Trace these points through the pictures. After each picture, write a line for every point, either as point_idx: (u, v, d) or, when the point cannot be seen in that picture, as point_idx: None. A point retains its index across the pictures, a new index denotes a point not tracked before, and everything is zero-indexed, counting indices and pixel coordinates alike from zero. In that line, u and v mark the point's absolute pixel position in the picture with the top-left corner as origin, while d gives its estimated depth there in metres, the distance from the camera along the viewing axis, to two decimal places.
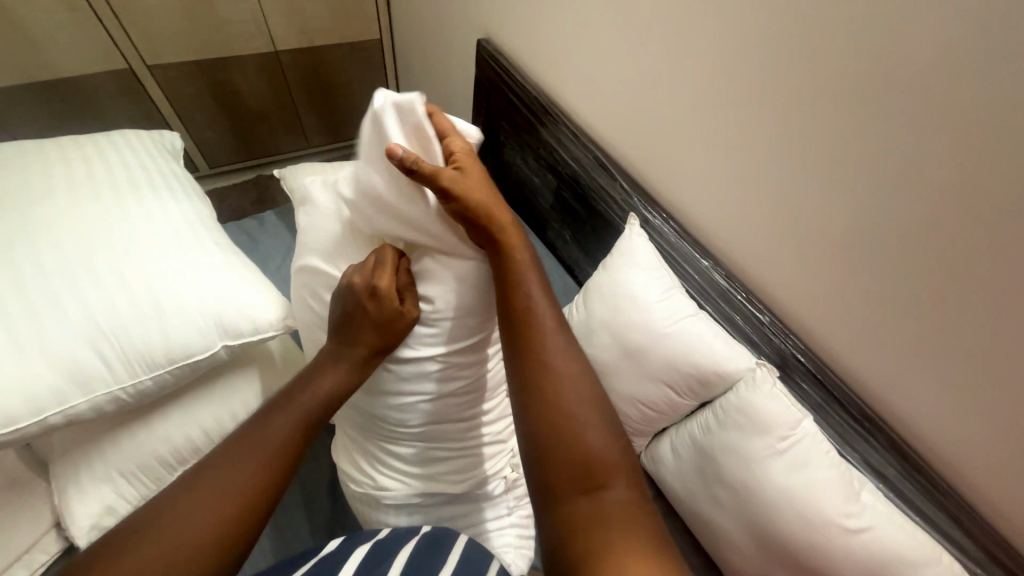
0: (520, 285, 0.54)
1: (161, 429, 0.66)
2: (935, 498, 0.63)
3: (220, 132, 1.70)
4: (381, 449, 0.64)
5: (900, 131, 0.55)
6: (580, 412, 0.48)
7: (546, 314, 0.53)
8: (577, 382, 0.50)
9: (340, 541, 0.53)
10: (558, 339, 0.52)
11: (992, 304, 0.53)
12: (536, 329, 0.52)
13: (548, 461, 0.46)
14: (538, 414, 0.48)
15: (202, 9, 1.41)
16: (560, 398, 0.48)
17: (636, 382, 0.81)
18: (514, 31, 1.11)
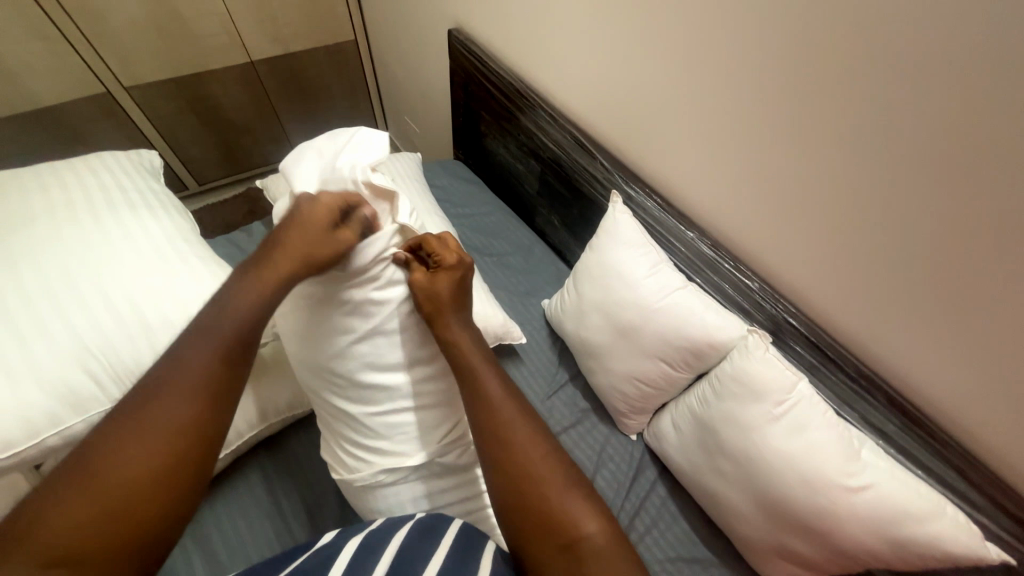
0: (455, 344, 0.59)
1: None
2: (936, 451, 0.62)
3: (204, 149, 1.71)
4: (343, 421, 0.63)
5: (877, 79, 0.53)
6: (536, 464, 0.53)
7: (472, 350, 0.59)
8: (531, 435, 0.55)
9: (335, 534, 0.54)
10: (506, 400, 0.57)
11: (982, 250, 0.51)
12: (468, 367, 0.58)
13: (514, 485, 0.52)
14: (506, 478, 0.53)
15: (172, 25, 1.40)
16: (502, 424, 0.55)
17: (631, 359, 0.81)
18: (483, 16, 1.09)
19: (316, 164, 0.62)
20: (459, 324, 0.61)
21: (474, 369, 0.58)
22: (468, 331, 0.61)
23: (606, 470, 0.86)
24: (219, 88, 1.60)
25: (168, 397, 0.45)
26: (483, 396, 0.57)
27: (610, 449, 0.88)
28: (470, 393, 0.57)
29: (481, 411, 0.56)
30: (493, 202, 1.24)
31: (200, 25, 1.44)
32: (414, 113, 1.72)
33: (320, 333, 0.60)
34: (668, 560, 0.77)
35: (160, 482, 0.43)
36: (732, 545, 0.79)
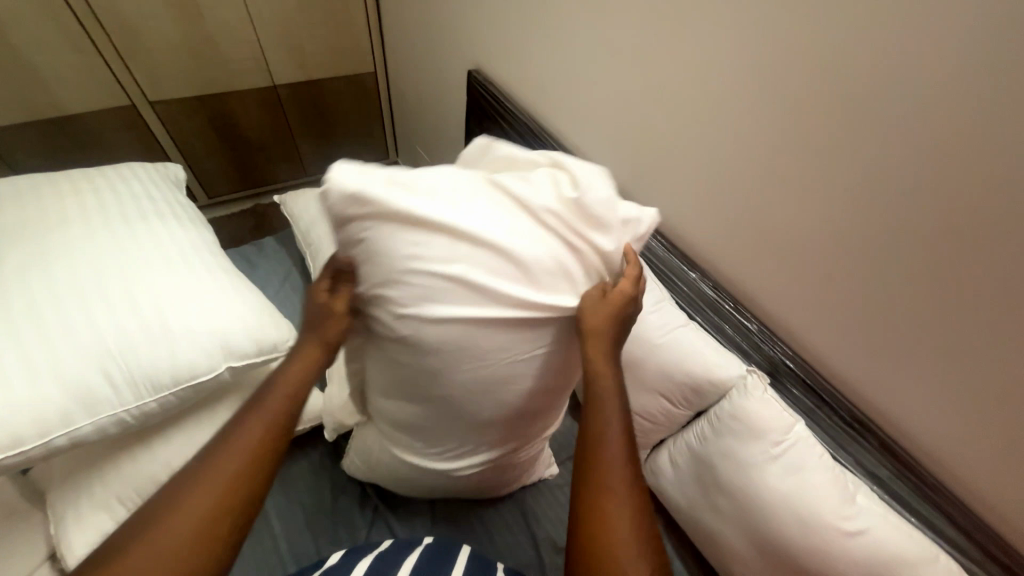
0: (597, 375, 0.51)
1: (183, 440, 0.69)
2: (928, 497, 0.64)
3: (218, 164, 1.75)
4: (423, 416, 0.59)
5: (868, 144, 0.58)
6: (621, 501, 0.47)
7: (610, 373, 0.52)
8: (631, 482, 0.48)
9: (341, 556, 0.59)
10: (616, 428, 0.50)
11: (967, 305, 0.55)
12: (599, 389, 0.51)
13: (596, 518, 0.47)
14: (586, 513, 0.47)
15: (203, 47, 1.48)
16: (600, 451, 0.49)
17: (633, 393, 0.83)
18: (501, 61, 1.17)
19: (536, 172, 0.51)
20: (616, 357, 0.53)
21: (601, 399, 0.51)
22: (614, 363, 0.52)
23: None
24: (240, 108, 1.66)
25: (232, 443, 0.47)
26: (599, 427, 0.50)
27: None
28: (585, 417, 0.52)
29: (592, 434, 0.50)
30: None
31: (229, 49, 1.51)
32: (427, 143, 1.79)
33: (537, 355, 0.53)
34: None
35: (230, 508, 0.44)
36: None
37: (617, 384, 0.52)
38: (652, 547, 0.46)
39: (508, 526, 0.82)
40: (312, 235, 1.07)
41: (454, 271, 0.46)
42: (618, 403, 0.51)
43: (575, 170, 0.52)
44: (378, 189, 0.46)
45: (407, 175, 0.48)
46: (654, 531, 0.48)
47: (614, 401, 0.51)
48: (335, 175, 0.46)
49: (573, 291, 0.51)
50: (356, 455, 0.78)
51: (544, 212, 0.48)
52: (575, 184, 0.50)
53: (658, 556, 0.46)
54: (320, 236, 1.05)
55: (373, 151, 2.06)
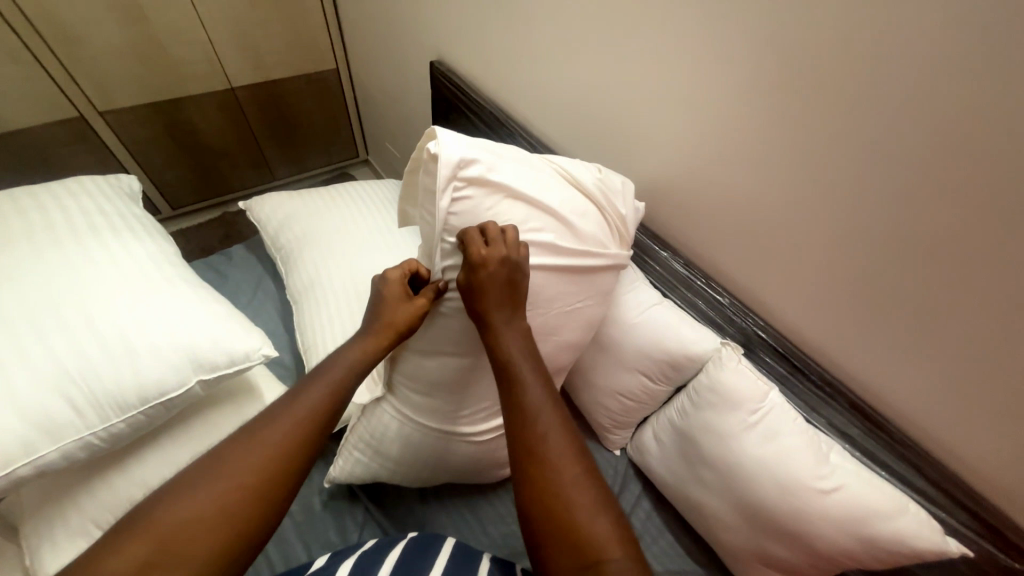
0: (504, 348, 0.55)
1: (159, 459, 0.68)
2: (896, 450, 0.67)
3: (180, 174, 1.69)
4: (456, 368, 0.64)
5: (823, 113, 0.59)
6: (556, 453, 0.49)
7: (515, 346, 0.55)
8: (560, 433, 0.51)
9: (327, 558, 0.59)
10: (537, 390, 0.54)
11: (924, 264, 0.57)
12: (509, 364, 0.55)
13: (536, 477, 0.48)
14: (525, 478, 0.49)
15: (153, 51, 1.41)
16: (525, 417, 0.52)
17: (614, 375, 0.84)
18: (463, 51, 1.16)
19: (557, 161, 0.66)
20: (516, 323, 0.56)
21: (518, 369, 0.55)
22: (513, 328, 0.56)
23: None
24: (198, 113, 1.60)
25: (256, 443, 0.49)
26: (518, 392, 0.53)
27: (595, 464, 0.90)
28: (506, 391, 0.55)
29: (514, 404, 0.53)
30: None
31: (180, 52, 1.45)
32: (395, 139, 1.76)
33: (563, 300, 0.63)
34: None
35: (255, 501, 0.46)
36: (716, 557, 0.81)
37: (525, 347, 0.56)
38: (595, 486, 0.49)
39: (501, 516, 0.82)
40: (280, 240, 1.05)
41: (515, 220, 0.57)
42: (532, 368, 0.55)
43: (582, 165, 0.68)
44: (479, 158, 0.55)
45: (487, 147, 0.57)
46: (592, 470, 0.50)
47: (528, 367, 0.55)
48: (441, 139, 0.53)
49: (592, 243, 0.63)
50: (361, 444, 0.75)
51: (569, 185, 0.63)
52: (587, 170, 0.67)
53: (604, 492, 0.48)
54: (288, 241, 1.03)
55: (341, 150, 2.02)
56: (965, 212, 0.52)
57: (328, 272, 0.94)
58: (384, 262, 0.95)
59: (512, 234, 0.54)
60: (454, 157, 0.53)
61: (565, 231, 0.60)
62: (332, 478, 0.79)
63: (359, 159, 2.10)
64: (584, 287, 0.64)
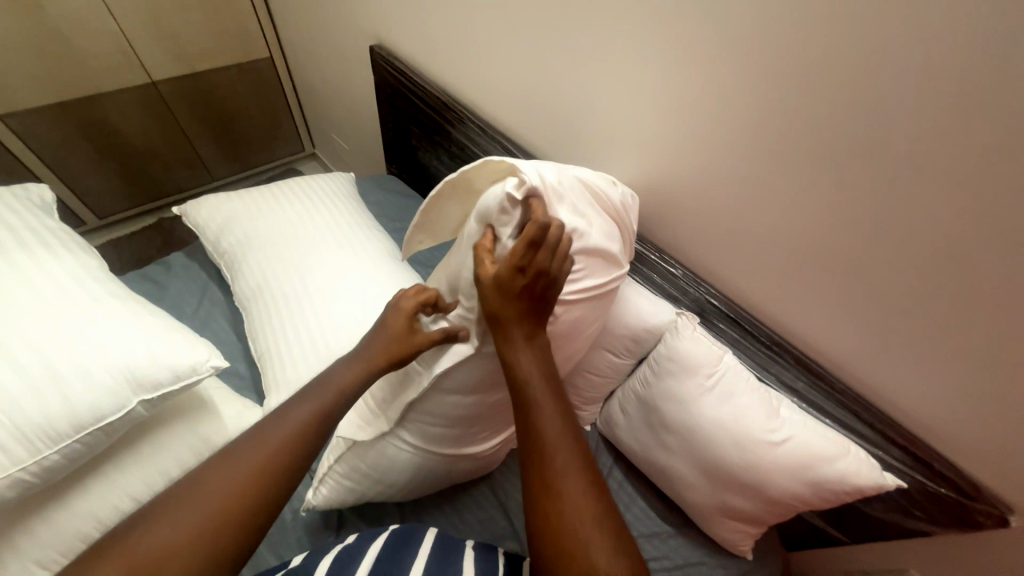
0: (520, 375, 0.53)
1: (106, 491, 0.64)
2: (837, 399, 0.72)
3: (102, 179, 1.55)
4: (466, 402, 0.64)
5: (759, 83, 0.60)
6: (569, 486, 0.48)
7: (531, 371, 0.53)
8: (575, 463, 0.49)
9: (305, 555, 0.59)
10: (553, 417, 0.52)
11: (854, 222, 0.60)
12: (524, 389, 0.53)
13: (550, 508, 0.47)
14: (537, 508, 0.48)
15: (56, 44, 1.28)
16: (540, 446, 0.50)
17: (601, 361, 0.84)
18: (403, 34, 1.11)
19: (581, 170, 0.66)
20: (533, 347, 0.54)
21: (534, 398, 0.53)
22: (533, 351, 0.54)
23: None
24: (116, 111, 1.46)
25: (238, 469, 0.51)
26: (534, 419, 0.52)
27: None
28: (521, 416, 0.53)
29: (531, 434, 0.51)
30: None
31: (89, 44, 1.32)
32: (341, 130, 1.68)
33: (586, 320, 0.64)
34: None
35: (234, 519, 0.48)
36: (685, 516, 0.86)
37: (542, 371, 0.54)
38: (605, 521, 0.47)
39: (479, 503, 0.83)
40: (222, 245, 0.99)
41: (590, 252, 0.59)
42: (548, 395, 0.53)
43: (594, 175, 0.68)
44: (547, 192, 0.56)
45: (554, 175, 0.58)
46: (606, 505, 0.48)
47: (545, 396, 0.53)
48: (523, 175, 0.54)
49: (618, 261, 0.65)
50: (358, 476, 0.72)
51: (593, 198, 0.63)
52: (609, 185, 0.67)
53: (614, 524, 0.47)
54: (231, 244, 0.97)
55: (284, 144, 1.91)
56: (887, 168, 0.55)
57: (279, 276, 0.90)
58: (337, 261, 0.91)
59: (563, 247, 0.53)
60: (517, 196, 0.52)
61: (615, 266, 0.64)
62: (311, 506, 0.74)
63: (305, 153, 2.00)
64: (599, 306, 0.65)
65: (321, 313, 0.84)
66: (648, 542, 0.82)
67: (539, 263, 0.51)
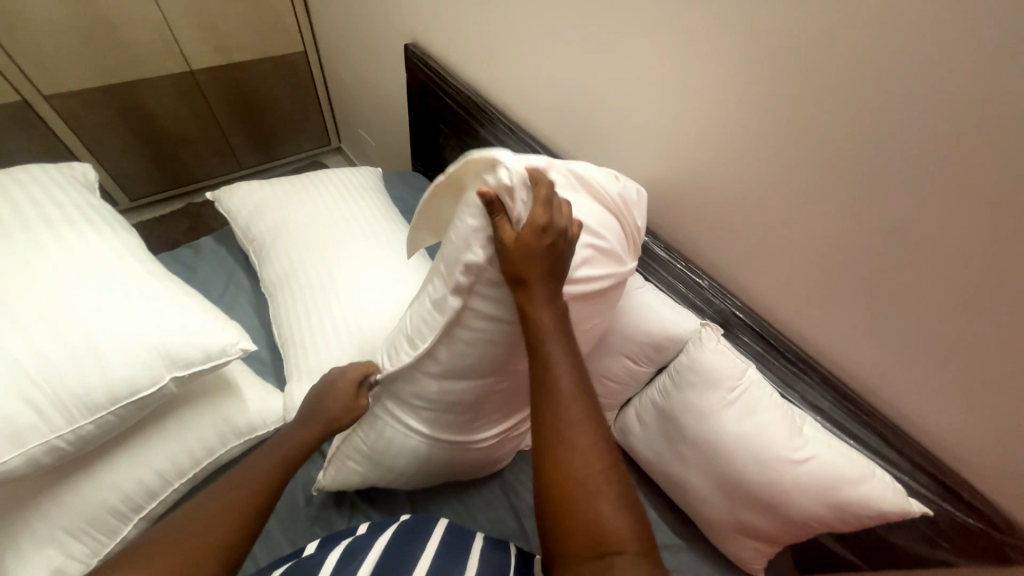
0: (538, 328, 0.52)
1: (132, 465, 0.65)
2: (863, 421, 0.70)
3: (137, 162, 1.60)
4: (458, 388, 0.63)
5: (799, 97, 0.60)
6: (582, 447, 0.48)
7: (551, 327, 0.52)
8: (587, 425, 0.49)
9: (317, 545, 0.60)
10: (569, 376, 0.51)
11: (890, 241, 0.59)
12: (541, 344, 0.51)
13: (559, 468, 0.47)
14: (547, 467, 0.48)
15: (102, 30, 1.32)
16: (555, 406, 0.49)
17: (608, 364, 0.84)
18: (439, 34, 1.12)
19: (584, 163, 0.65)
20: (551, 305, 0.52)
21: (551, 353, 0.51)
22: (551, 307, 0.52)
23: None
24: (155, 97, 1.51)
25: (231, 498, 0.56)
26: (550, 375, 0.51)
27: None
28: (535, 369, 0.52)
29: (547, 396, 0.50)
30: None
31: (133, 32, 1.36)
32: (369, 125, 1.71)
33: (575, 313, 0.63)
34: None
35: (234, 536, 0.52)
36: (697, 529, 0.85)
37: (561, 328, 0.52)
38: (616, 486, 0.47)
39: (490, 502, 0.83)
40: (252, 232, 1.01)
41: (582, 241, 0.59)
42: (565, 356, 0.51)
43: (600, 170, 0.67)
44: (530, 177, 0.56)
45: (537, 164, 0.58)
46: (618, 468, 0.48)
47: (561, 353, 0.51)
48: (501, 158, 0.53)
49: (612, 257, 0.63)
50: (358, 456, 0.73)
51: (592, 195, 0.63)
52: (609, 178, 0.65)
53: (626, 489, 0.48)
54: (261, 231, 0.99)
55: (312, 137, 1.94)
56: (930, 189, 0.54)
57: (307, 268, 0.91)
58: (365, 254, 0.92)
59: (567, 208, 0.55)
60: (521, 168, 0.52)
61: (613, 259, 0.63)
62: (322, 485, 0.76)
63: (331, 147, 2.03)
64: (592, 302, 0.63)
65: (346, 308, 0.84)
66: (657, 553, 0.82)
67: (558, 231, 0.51)
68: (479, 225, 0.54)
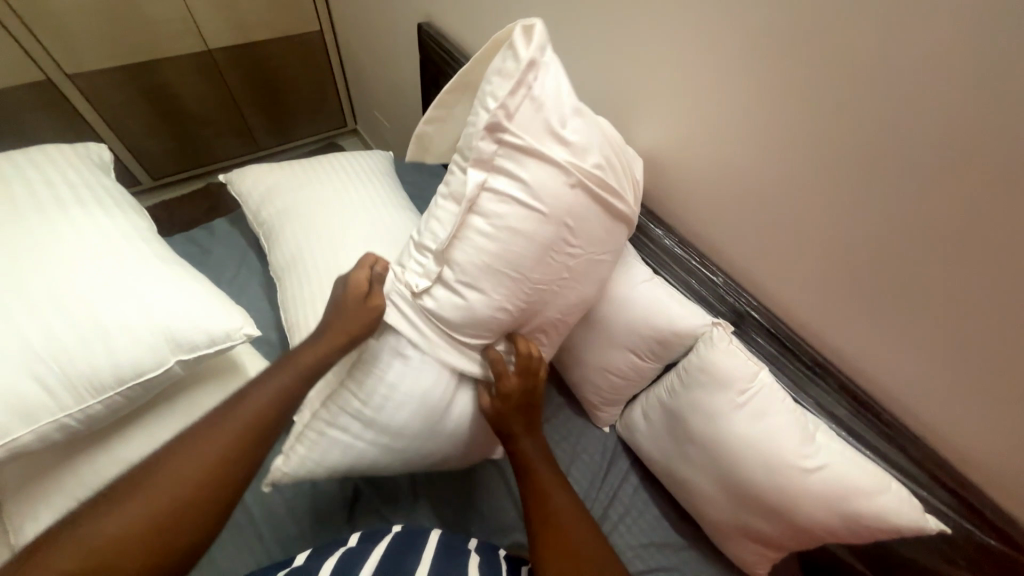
0: (513, 430, 0.68)
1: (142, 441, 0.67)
2: (881, 430, 0.67)
3: (157, 142, 1.62)
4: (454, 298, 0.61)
5: (830, 80, 0.55)
6: (565, 519, 0.62)
7: (522, 430, 0.69)
8: (564, 499, 0.65)
9: (308, 556, 0.60)
10: (539, 457, 0.69)
11: (921, 242, 0.55)
12: (516, 445, 0.68)
13: (549, 540, 0.60)
14: (540, 542, 0.60)
15: (121, 9, 1.32)
16: (536, 491, 0.65)
17: (606, 353, 0.83)
18: (454, 13, 1.09)
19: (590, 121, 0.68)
20: (522, 408, 0.69)
21: (525, 451, 0.68)
22: (527, 426, 0.69)
23: (580, 463, 0.88)
24: (173, 76, 1.51)
25: (201, 446, 0.49)
26: (526, 461, 0.68)
27: (585, 442, 0.91)
28: (516, 463, 0.68)
29: (530, 486, 0.66)
30: None
31: (150, 11, 1.36)
32: (384, 108, 1.69)
33: (575, 237, 0.61)
34: (640, 547, 0.81)
35: (204, 496, 0.47)
36: (700, 531, 0.83)
37: (528, 424, 0.70)
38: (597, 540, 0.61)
39: (491, 493, 0.83)
40: (262, 213, 1.01)
41: (588, 150, 0.58)
42: (534, 443, 0.69)
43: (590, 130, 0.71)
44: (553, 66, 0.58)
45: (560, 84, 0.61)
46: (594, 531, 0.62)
47: (532, 448, 0.69)
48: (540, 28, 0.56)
49: (619, 181, 0.62)
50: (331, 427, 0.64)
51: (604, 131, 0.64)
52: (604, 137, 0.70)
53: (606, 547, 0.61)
54: (271, 213, 0.99)
55: (328, 118, 1.93)
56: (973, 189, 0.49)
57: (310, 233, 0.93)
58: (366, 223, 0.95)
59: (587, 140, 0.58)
60: (545, 53, 0.56)
61: (619, 184, 0.62)
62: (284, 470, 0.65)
63: (347, 129, 2.02)
64: (596, 222, 0.62)
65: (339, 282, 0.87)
66: (658, 552, 0.81)
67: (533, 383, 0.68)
68: (513, 81, 0.54)
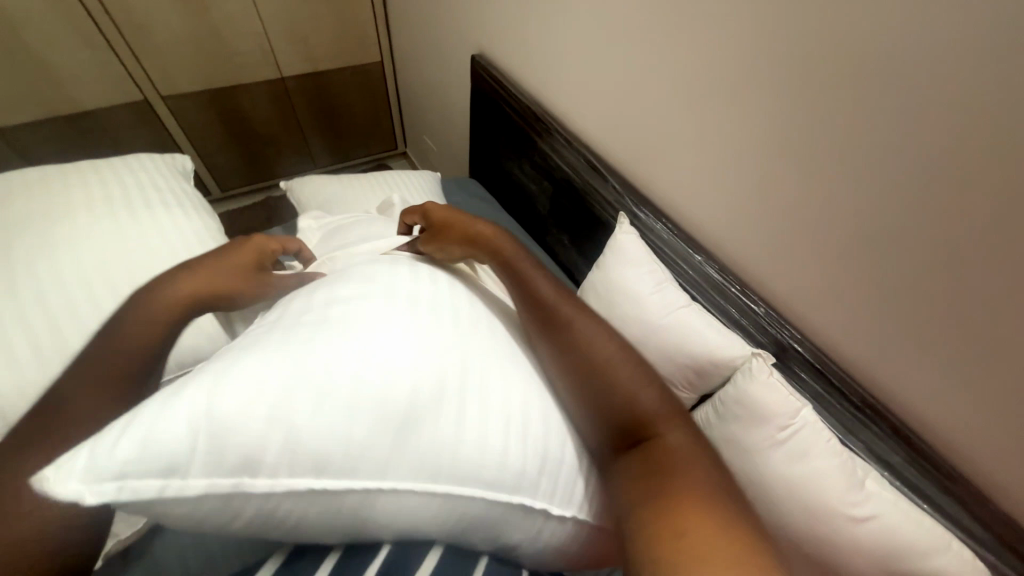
0: (550, 300, 0.66)
1: None
2: (942, 484, 0.61)
3: (229, 158, 1.78)
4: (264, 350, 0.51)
5: (883, 113, 0.54)
6: (628, 384, 0.59)
7: (553, 293, 0.67)
8: (629, 376, 0.60)
9: None
10: (595, 331, 0.63)
11: (987, 281, 0.51)
12: (553, 311, 0.65)
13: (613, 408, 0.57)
14: (600, 410, 0.57)
15: (212, 40, 1.50)
16: (590, 360, 0.60)
17: None
18: (506, 46, 1.16)
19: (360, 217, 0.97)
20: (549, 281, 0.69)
21: (562, 312, 0.65)
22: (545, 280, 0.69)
23: None
24: (248, 100, 1.67)
25: None
26: (574, 331, 0.63)
27: None
28: (558, 328, 0.64)
29: (579, 354, 0.61)
30: (505, 220, 1.27)
31: (236, 42, 1.53)
32: (434, 133, 1.78)
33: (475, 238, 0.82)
34: None
35: None
36: None
37: (566, 295, 0.67)
38: (675, 418, 0.57)
39: None
40: None
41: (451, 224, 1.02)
42: (583, 316, 0.65)
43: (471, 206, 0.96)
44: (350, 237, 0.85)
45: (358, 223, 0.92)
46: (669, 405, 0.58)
47: (582, 319, 0.64)
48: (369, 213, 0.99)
49: None
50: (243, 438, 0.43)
51: None
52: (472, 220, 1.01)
53: (689, 426, 0.56)
54: None
55: (381, 141, 2.06)
56: None
57: None
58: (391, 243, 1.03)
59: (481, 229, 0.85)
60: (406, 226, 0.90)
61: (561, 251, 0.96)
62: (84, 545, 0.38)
63: (397, 151, 2.14)
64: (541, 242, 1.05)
65: None
66: None
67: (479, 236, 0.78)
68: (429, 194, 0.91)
